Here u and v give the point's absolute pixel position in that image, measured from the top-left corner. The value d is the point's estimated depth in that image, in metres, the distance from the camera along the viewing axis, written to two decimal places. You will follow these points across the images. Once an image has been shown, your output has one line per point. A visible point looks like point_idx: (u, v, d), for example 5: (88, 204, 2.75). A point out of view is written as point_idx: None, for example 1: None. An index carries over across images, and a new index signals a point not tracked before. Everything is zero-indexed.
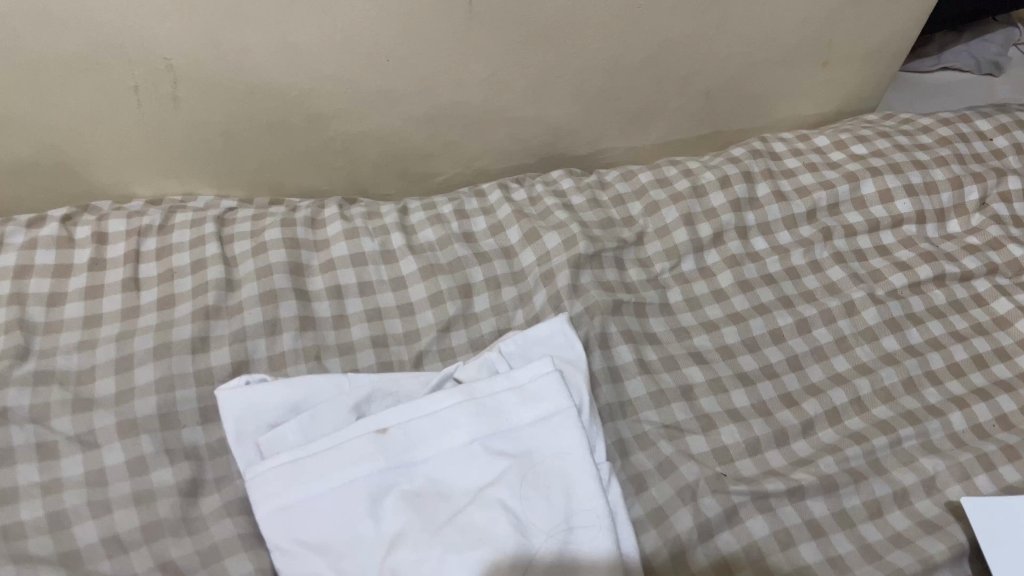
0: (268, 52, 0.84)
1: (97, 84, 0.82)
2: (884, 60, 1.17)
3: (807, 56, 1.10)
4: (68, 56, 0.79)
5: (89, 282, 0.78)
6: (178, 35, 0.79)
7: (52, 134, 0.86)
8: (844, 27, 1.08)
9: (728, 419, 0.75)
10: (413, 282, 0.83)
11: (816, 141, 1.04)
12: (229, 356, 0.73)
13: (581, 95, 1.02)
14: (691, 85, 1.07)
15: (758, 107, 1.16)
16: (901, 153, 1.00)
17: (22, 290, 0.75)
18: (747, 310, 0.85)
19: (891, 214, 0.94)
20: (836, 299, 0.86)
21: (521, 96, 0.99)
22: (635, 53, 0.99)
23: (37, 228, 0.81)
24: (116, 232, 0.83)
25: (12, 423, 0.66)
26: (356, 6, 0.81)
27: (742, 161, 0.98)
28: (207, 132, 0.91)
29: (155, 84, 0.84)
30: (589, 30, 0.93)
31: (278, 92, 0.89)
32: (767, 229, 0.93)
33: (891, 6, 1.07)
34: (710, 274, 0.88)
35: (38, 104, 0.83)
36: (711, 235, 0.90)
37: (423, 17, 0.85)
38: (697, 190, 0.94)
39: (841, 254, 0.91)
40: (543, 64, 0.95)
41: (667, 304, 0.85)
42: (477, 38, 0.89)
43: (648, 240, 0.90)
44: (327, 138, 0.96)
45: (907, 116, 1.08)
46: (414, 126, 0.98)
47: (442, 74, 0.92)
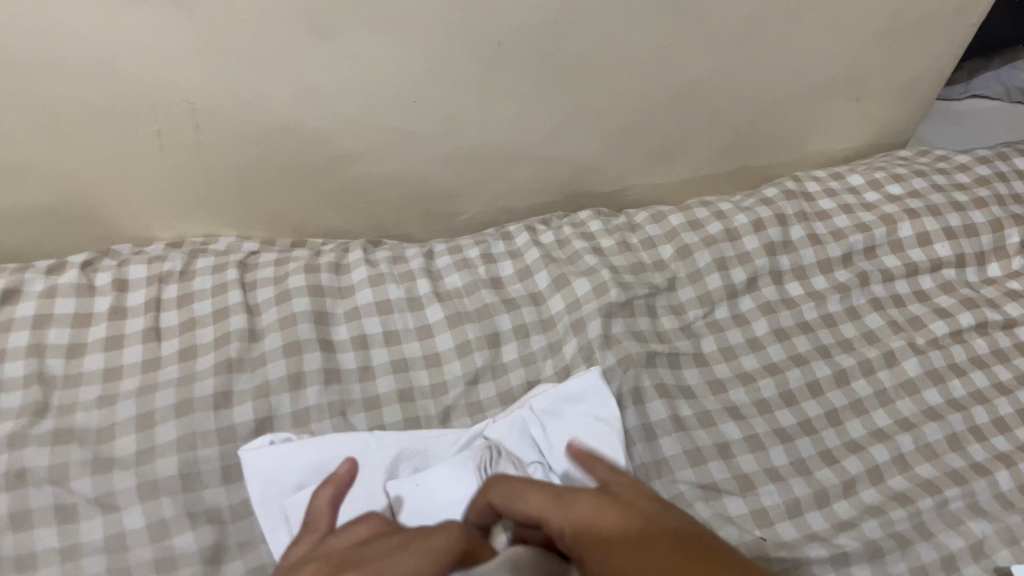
0: (290, 95, 0.82)
1: (120, 129, 0.81)
2: (918, 95, 1.14)
3: (839, 92, 1.08)
4: (91, 102, 0.77)
5: (110, 333, 0.76)
6: (202, 80, 0.78)
7: (74, 178, 0.85)
8: (876, 63, 1.05)
9: (767, 479, 0.72)
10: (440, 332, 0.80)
11: (851, 180, 1.01)
12: (252, 411, 0.71)
13: (608, 133, 1.00)
14: (720, 122, 1.05)
15: (789, 144, 1.13)
16: (938, 194, 0.97)
17: (42, 341, 0.74)
18: (783, 361, 0.82)
19: (929, 258, 0.91)
20: (875, 348, 0.83)
21: (548, 135, 0.97)
22: (662, 91, 0.97)
23: (56, 275, 0.79)
24: (137, 278, 0.82)
25: (31, 483, 0.64)
26: (381, 47, 0.80)
27: (774, 202, 0.95)
28: (230, 175, 0.89)
29: (178, 129, 0.82)
30: (616, 69, 0.91)
31: (302, 134, 0.87)
32: (802, 273, 0.90)
33: (925, 41, 1.05)
34: (745, 321, 0.86)
35: (61, 150, 0.81)
36: (745, 281, 0.88)
37: (448, 57, 0.83)
38: (730, 233, 0.91)
39: (878, 300, 0.88)
40: (569, 103, 0.94)
41: (700, 353, 0.83)
42: (503, 79, 0.88)
43: (680, 286, 0.88)
44: (350, 179, 0.95)
45: (942, 153, 1.05)
46: (439, 166, 0.96)
47: (468, 114, 0.91)
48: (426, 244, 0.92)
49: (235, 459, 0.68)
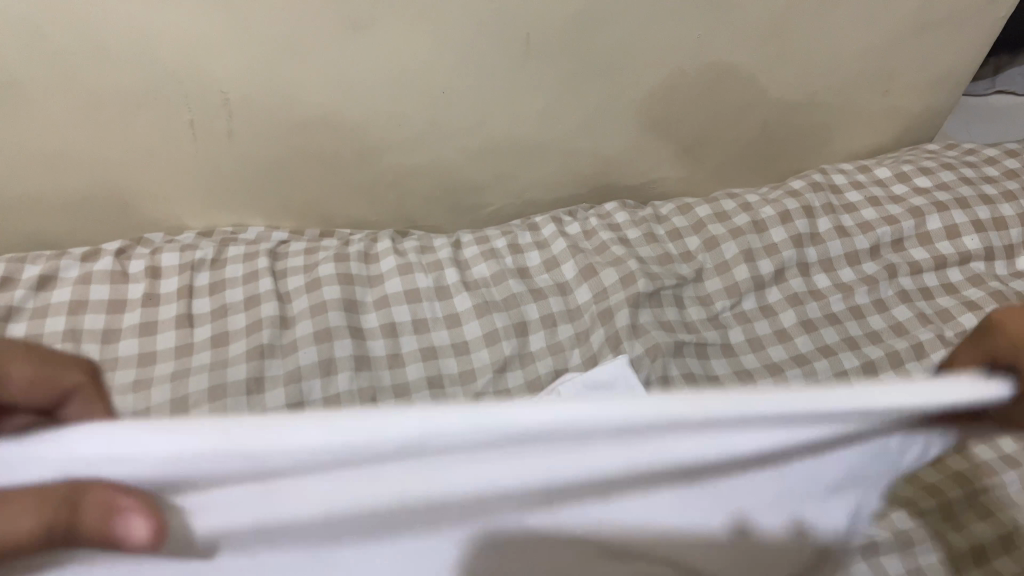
0: (322, 86, 0.83)
1: (154, 118, 0.82)
2: (946, 90, 1.13)
3: (867, 86, 1.07)
4: (127, 91, 0.78)
5: (143, 318, 0.77)
6: (236, 71, 0.79)
7: (107, 167, 0.86)
8: (905, 56, 1.05)
9: None
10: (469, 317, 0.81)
11: (878, 173, 1.01)
12: (284, 395, 0.71)
13: (635, 125, 1.00)
14: (747, 116, 1.05)
15: (815, 138, 1.13)
16: (967, 187, 0.96)
17: (77, 326, 0.75)
18: (811, 352, 0.82)
19: (958, 251, 0.90)
20: (903, 341, 0.82)
21: (575, 128, 0.97)
22: (690, 84, 0.97)
23: (92, 263, 0.81)
24: (169, 265, 0.83)
25: None
26: (412, 40, 0.80)
27: (801, 195, 0.95)
28: (260, 165, 0.90)
29: (211, 119, 0.83)
30: (644, 62, 0.91)
31: (332, 125, 0.88)
32: (829, 265, 0.90)
33: (955, 34, 1.04)
34: (772, 312, 0.86)
35: (96, 139, 0.83)
36: (772, 272, 0.87)
37: (478, 48, 0.83)
38: (757, 225, 0.91)
39: (907, 292, 0.88)
40: (597, 96, 0.94)
41: (728, 344, 0.83)
42: (532, 71, 0.88)
43: (707, 277, 0.88)
44: (379, 170, 0.95)
45: (970, 147, 1.05)
46: (466, 158, 0.97)
47: (496, 106, 0.91)
48: (453, 235, 0.93)
49: None
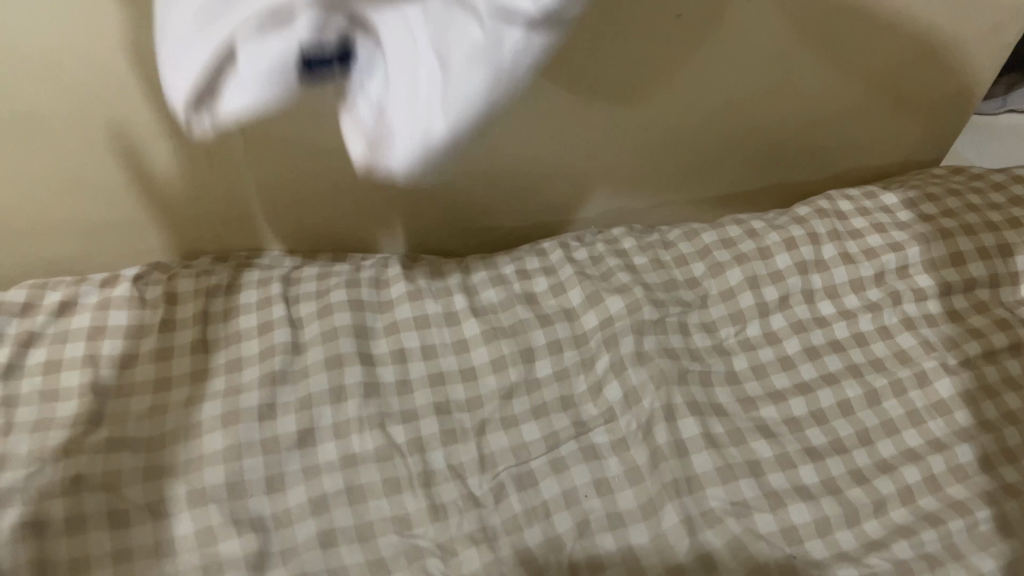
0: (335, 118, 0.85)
1: (171, 148, 0.84)
2: (956, 112, 1.13)
3: (875, 109, 1.08)
4: (145, 123, 0.81)
5: (160, 344, 0.79)
6: None
7: (127, 196, 0.88)
8: (912, 82, 1.06)
9: (798, 496, 0.74)
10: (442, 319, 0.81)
11: (884, 199, 1.00)
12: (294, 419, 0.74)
13: (642, 151, 1.01)
14: (754, 140, 1.06)
15: (821, 163, 1.14)
16: (973, 214, 0.96)
17: (96, 351, 0.77)
18: (814, 380, 0.83)
19: (963, 277, 0.91)
20: (907, 368, 0.84)
21: (583, 155, 0.99)
22: (696, 110, 0.98)
23: (110, 289, 0.82)
24: (185, 292, 0.84)
25: (86, 489, 0.67)
26: None
27: (807, 221, 0.96)
28: (275, 192, 0.92)
29: (226, 149, 0.85)
30: (649, 91, 0.93)
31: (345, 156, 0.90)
32: (834, 292, 0.91)
33: (963, 58, 1.05)
34: (777, 339, 0.87)
35: (115, 169, 0.85)
36: (777, 298, 0.89)
37: None
38: (763, 251, 0.92)
39: (910, 319, 0.89)
40: (606, 124, 0.96)
41: (731, 371, 0.84)
42: (541, 98, 0.90)
43: (712, 303, 0.89)
44: (392, 198, 0.97)
45: (978, 172, 1.05)
46: (476, 184, 0.99)
47: (505, 134, 0.93)
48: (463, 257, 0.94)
49: (279, 468, 0.71)
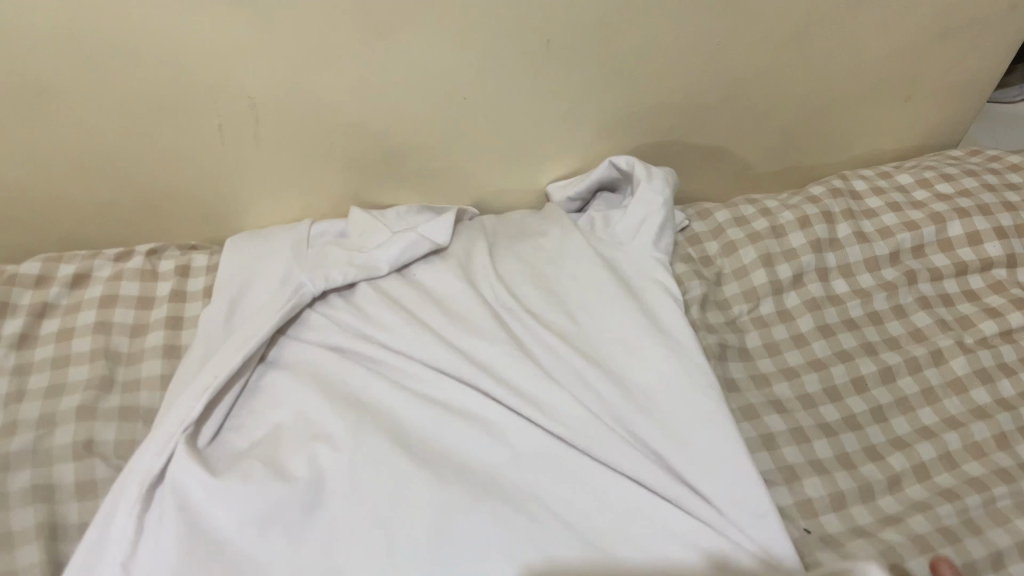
0: (348, 94, 0.85)
1: (184, 123, 0.84)
2: (972, 94, 1.12)
3: (892, 90, 1.07)
4: (159, 97, 0.81)
5: (170, 313, 0.79)
6: (265, 75, 0.81)
7: (139, 173, 0.88)
8: (929, 63, 1.05)
9: (811, 471, 0.73)
10: (440, 277, 0.83)
11: (899, 179, 1.00)
12: (295, 379, 0.73)
13: (655, 131, 1.01)
14: (769, 121, 1.05)
15: (836, 145, 1.12)
16: (990, 194, 0.96)
17: (107, 319, 0.77)
18: (828, 357, 0.83)
19: (980, 256, 0.90)
20: (922, 346, 0.83)
21: (595, 134, 0.98)
22: (711, 89, 0.98)
23: (123, 261, 0.83)
24: (199, 267, 0.84)
25: (97, 456, 0.67)
26: (437, 44, 0.83)
27: (821, 200, 0.95)
28: (288, 171, 0.92)
29: (239, 123, 0.85)
30: (663, 67, 0.93)
31: (358, 131, 0.90)
32: (848, 271, 0.90)
33: (982, 39, 1.04)
34: (790, 317, 0.86)
35: (127, 145, 0.85)
36: (791, 276, 0.88)
37: (505, 49, 0.85)
38: (776, 230, 0.92)
39: (926, 298, 0.88)
40: (619, 102, 0.95)
41: (744, 348, 0.83)
42: (556, 73, 0.89)
43: (725, 281, 0.89)
44: (403, 175, 0.97)
45: (994, 153, 1.03)
46: (487, 162, 0.98)
47: (519, 111, 0.93)
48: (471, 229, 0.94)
49: None
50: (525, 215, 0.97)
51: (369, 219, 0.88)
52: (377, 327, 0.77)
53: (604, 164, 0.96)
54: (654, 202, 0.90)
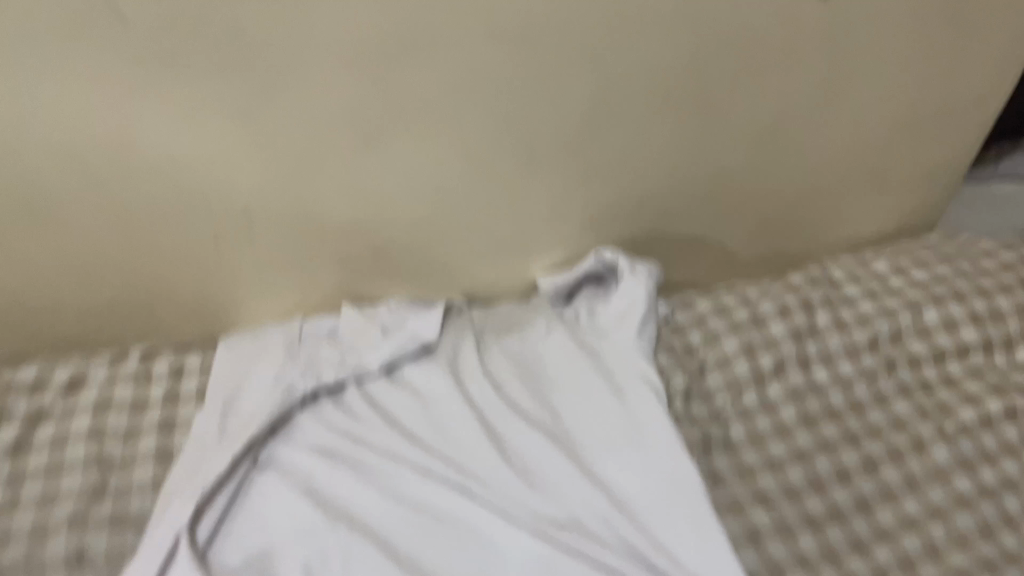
0: (338, 198, 0.88)
1: (178, 230, 0.87)
2: (943, 180, 1.16)
3: (866, 179, 1.11)
4: (156, 207, 0.84)
5: (163, 417, 0.80)
6: (256, 183, 0.84)
7: (135, 278, 0.91)
8: (900, 153, 1.09)
9: (798, 567, 0.73)
10: (427, 374, 0.84)
11: (876, 266, 1.02)
12: (285, 479, 0.74)
13: (637, 224, 1.04)
14: (748, 211, 1.08)
15: (816, 231, 1.15)
16: (964, 280, 0.98)
17: (101, 425, 0.79)
18: (811, 447, 0.84)
19: (956, 343, 0.93)
20: (903, 435, 0.84)
21: (579, 228, 1.02)
22: (689, 184, 1.01)
23: (118, 365, 0.84)
24: (192, 368, 0.85)
25: (88, 568, 0.68)
26: (423, 149, 0.86)
27: (801, 289, 0.98)
28: (281, 271, 0.94)
29: (232, 229, 0.88)
30: (642, 164, 0.96)
31: (347, 232, 0.93)
32: (828, 359, 0.92)
33: (949, 128, 1.08)
34: (773, 408, 0.87)
35: (123, 252, 0.88)
36: (772, 366, 0.90)
37: (489, 153, 0.89)
38: (756, 320, 0.94)
39: (906, 386, 0.90)
40: (601, 198, 0.99)
41: (729, 441, 0.84)
42: (539, 173, 0.93)
43: (709, 372, 0.90)
44: (393, 272, 0.99)
45: (967, 238, 1.07)
46: (475, 259, 1.01)
47: (504, 209, 0.96)
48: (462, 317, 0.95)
49: None
50: (514, 307, 0.99)
51: (357, 317, 0.90)
52: (367, 427, 0.79)
53: (593, 258, 0.97)
54: (636, 296, 0.92)
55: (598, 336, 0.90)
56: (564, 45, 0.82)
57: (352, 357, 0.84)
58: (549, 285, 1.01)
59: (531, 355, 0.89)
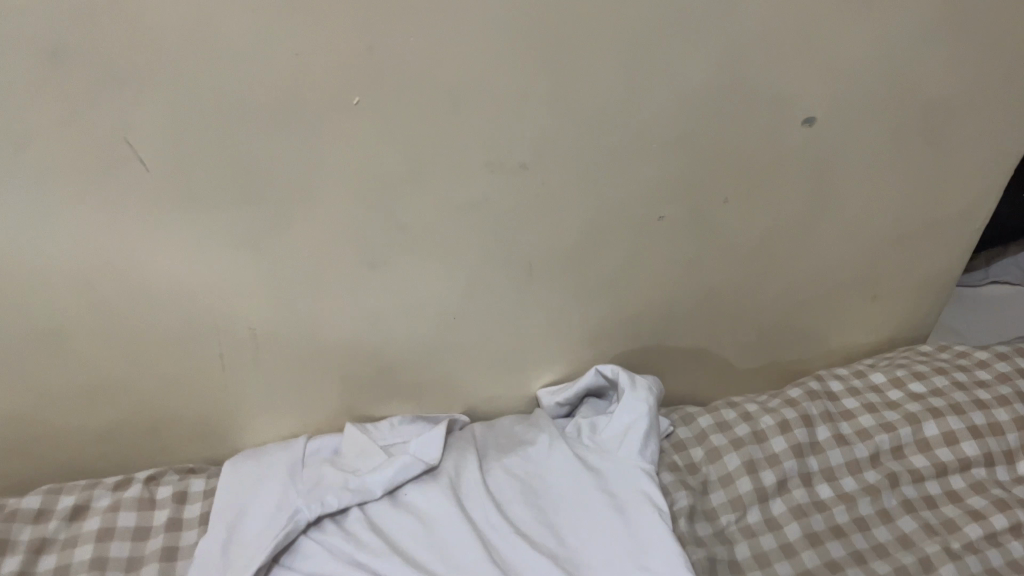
0: (344, 320, 0.91)
1: (187, 354, 0.89)
2: (934, 292, 1.19)
3: (858, 292, 1.14)
4: (166, 333, 0.86)
5: (166, 544, 0.80)
6: (264, 307, 0.87)
7: (142, 402, 0.92)
8: (890, 267, 1.12)
9: None
10: (430, 497, 0.85)
11: (872, 378, 1.04)
12: None
13: (636, 338, 1.06)
14: (745, 324, 1.11)
15: (812, 342, 1.18)
16: (961, 392, 1.00)
17: (103, 553, 0.79)
18: (817, 566, 0.82)
19: (957, 456, 0.93)
20: (911, 553, 0.83)
21: (579, 344, 1.04)
22: (685, 300, 1.04)
23: (122, 490, 0.85)
24: (196, 491, 0.86)
25: None
26: (426, 273, 0.89)
27: (799, 402, 0.99)
28: (285, 392, 0.96)
29: (239, 352, 0.90)
30: (639, 282, 0.99)
31: (352, 353, 0.95)
32: (830, 474, 0.92)
33: (936, 242, 1.12)
34: (777, 526, 0.87)
35: (132, 377, 0.89)
36: (775, 482, 0.90)
37: (489, 276, 0.92)
38: (757, 434, 0.94)
39: (910, 502, 0.90)
40: (600, 315, 1.01)
41: (734, 561, 0.83)
42: (539, 294, 0.96)
43: (712, 490, 0.90)
44: (396, 391, 1.01)
45: (961, 348, 1.09)
46: (477, 376, 1.03)
47: (504, 327, 0.98)
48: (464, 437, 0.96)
49: None
50: (514, 423, 0.99)
51: (358, 432, 0.90)
52: (370, 553, 0.78)
53: (591, 372, 1.00)
54: (636, 411, 0.93)
55: (599, 453, 0.91)
56: (563, 175, 0.85)
57: (355, 479, 0.84)
58: (549, 400, 1.03)
59: (533, 474, 0.89)
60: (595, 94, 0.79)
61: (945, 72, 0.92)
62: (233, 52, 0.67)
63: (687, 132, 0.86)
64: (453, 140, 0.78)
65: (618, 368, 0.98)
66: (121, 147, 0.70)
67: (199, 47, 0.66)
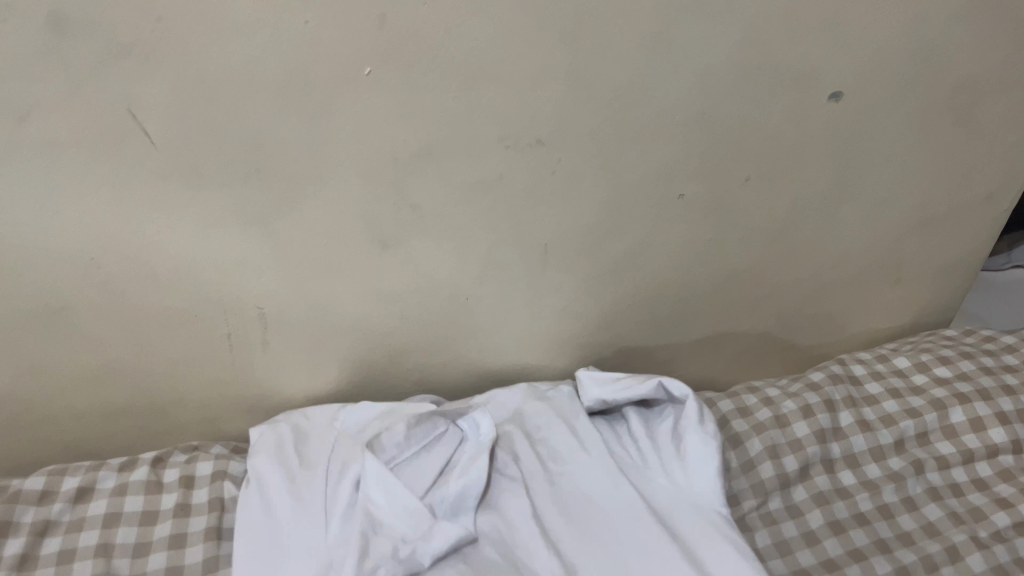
0: (354, 300, 0.88)
1: (193, 334, 0.87)
2: (958, 275, 1.16)
3: (882, 275, 1.11)
4: (172, 314, 0.84)
5: (174, 529, 0.78)
6: (271, 286, 0.84)
7: (146, 381, 0.90)
8: (914, 250, 1.09)
9: None
10: None
11: (897, 362, 1.01)
12: None
13: (652, 322, 1.04)
14: (764, 307, 1.08)
15: (832, 327, 1.15)
16: (988, 377, 0.97)
17: (110, 539, 0.77)
18: (841, 556, 0.80)
19: (985, 443, 0.90)
20: (937, 543, 0.81)
21: (594, 327, 1.01)
22: (705, 282, 1.01)
23: (128, 472, 0.83)
24: (203, 475, 0.85)
25: None
26: (438, 253, 0.86)
27: (821, 387, 0.96)
28: (293, 373, 0.94)
29: (247, 332, 0.88)
30: (658, 262, 0.96)
31: (363, 335, 0.93)
32: (853, 461, 0.90)
33: (962, 226, 1.09)
34: (799, 514, 0.84)
35: (138, 357, 0.87)
36: (797, 469, 0.88)
37: (504, 256, 0.89)
38: (779, 420, 0.92)
39: (936, 489, 0.87)
40: (616, 298, 0.99)
41: (755, 549, 0.81)
42: (553, 275, 0.93)
43: (733, 476, 0.87)
44: (407, 371, 0.99)
45: (988, 333, 1.06)
46: (489, 358, 1.00)
47: (518, 309, 0.96)
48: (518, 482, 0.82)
49: None
50: (547, 445, 0.87)
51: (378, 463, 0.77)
52: None
53: (652, 385, 0.88)
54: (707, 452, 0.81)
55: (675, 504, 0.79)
56: (581, 152, 0.82)
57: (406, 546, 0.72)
58: (592, 394, 0.90)
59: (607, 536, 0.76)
60: (616, 70, 0.76)
61: (979, 49, 0.88)
62: (239, 23, 0.64)
63: (710, 108, 0.83)
64: (467, 114, 0.75)
65: (689, 394, 0.87)
66: (125, 119, 0.68)
67: (205, 16, 0.63)
